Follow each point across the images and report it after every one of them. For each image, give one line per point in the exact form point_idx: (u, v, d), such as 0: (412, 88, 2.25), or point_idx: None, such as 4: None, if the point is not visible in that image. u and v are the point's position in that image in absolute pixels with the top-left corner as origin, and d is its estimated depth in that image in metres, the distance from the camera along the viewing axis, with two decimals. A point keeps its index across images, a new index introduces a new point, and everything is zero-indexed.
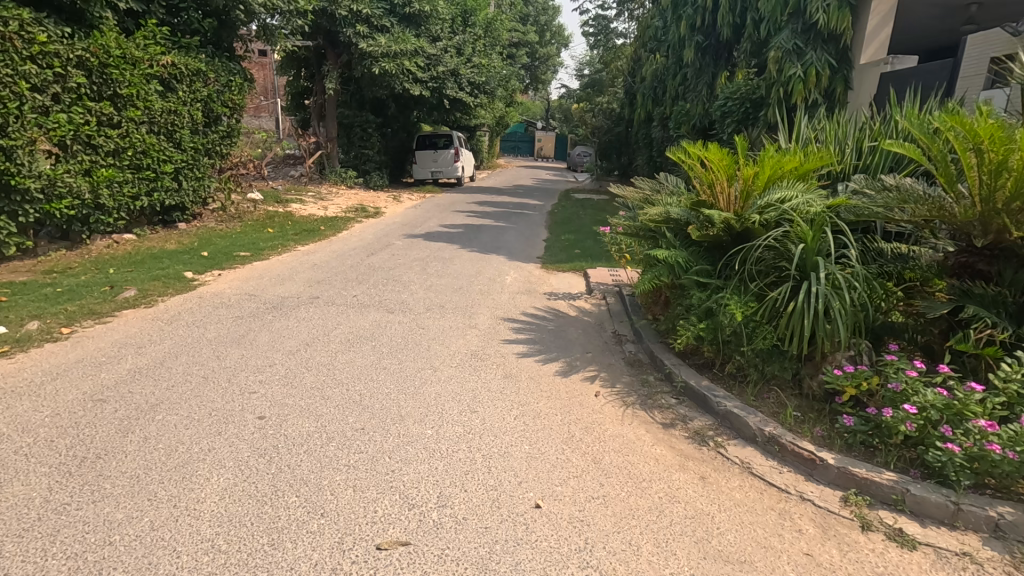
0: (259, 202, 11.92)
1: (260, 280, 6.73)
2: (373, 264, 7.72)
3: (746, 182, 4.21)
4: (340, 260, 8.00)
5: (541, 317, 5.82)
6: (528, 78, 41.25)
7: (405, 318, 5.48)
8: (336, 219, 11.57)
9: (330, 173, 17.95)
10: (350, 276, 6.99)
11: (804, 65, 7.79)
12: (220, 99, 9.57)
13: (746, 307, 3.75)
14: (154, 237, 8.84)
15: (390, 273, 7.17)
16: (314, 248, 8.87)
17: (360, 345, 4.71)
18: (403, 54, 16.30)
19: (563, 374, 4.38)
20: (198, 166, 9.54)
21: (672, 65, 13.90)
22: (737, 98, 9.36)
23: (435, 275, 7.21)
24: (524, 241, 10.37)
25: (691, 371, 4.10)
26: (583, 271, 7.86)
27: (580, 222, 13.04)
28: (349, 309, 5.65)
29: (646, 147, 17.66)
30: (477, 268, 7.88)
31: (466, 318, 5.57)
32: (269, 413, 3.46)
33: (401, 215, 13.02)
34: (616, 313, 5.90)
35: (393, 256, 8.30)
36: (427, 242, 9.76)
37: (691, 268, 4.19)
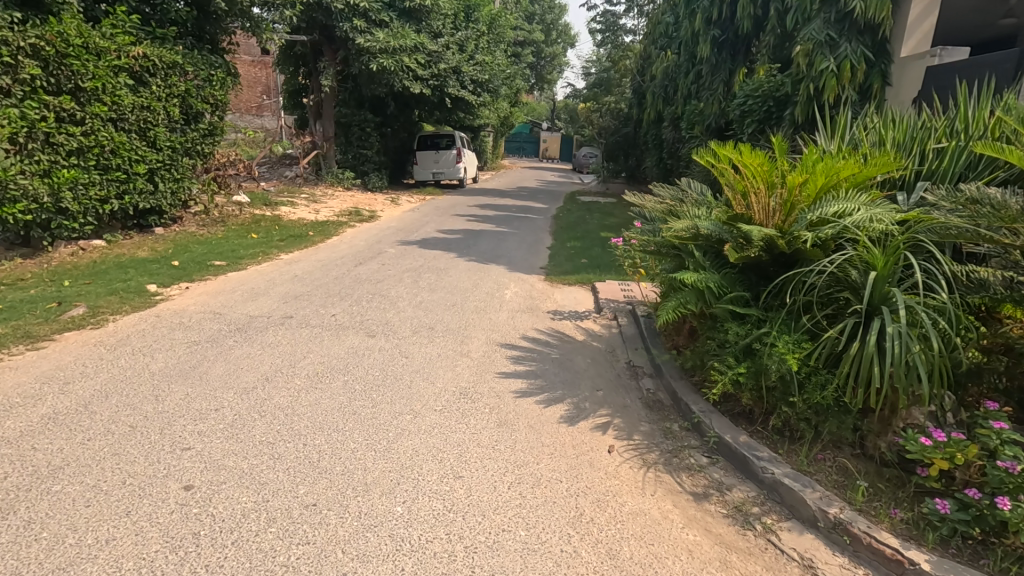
0: (247, 205, 11.25)
1: (231, 294, 6.03)
2: (360, 276, 7.02)
3: (793, 190, 3.51)
4: (324, 270, 7.30)
5: (543, 342, 5.08)
6: (534, 77, 40.49)
7: (388, 343, 4.77)
8: (327, 223, 10.88)
9: (327, 174, 17.29)
10: (332, 290, 6.29)
11: (837, 58, 7.04)
12: (200, 94, 8.89)
13: (798, 349, 3.02)
14: (126, 243, 8.18)
15: (378, 287, 6.47)
16: (298, 256, 8.18)
17: (330, 380, 4.00)
18: (402, 50, 15.64)
19: (569, 421, 3.65)
20: (177, 167, 8.87)
21: (685, 62, 13.15)
22: (758, 96, 8.60)
23: (427, 290, 6.49)
24: (527, 248, 9.66)
25: (726, 422, 3.36)
26: (591, 285, 7.14)
27: (586, 227, 12.31)
28: (325, 332, 4.96)
29: (655, 148, 16.92)
30: (475, 280, 7.17)
31: (458, 343, 4.85)
32: (199, 481, 2.75)
33: (398, 219, 12.33)
34: (630, 338, 5.17)
35: (383, 266, 7.60)
36: (423, 249, 9.06)
37: (725, 296, 3.46)
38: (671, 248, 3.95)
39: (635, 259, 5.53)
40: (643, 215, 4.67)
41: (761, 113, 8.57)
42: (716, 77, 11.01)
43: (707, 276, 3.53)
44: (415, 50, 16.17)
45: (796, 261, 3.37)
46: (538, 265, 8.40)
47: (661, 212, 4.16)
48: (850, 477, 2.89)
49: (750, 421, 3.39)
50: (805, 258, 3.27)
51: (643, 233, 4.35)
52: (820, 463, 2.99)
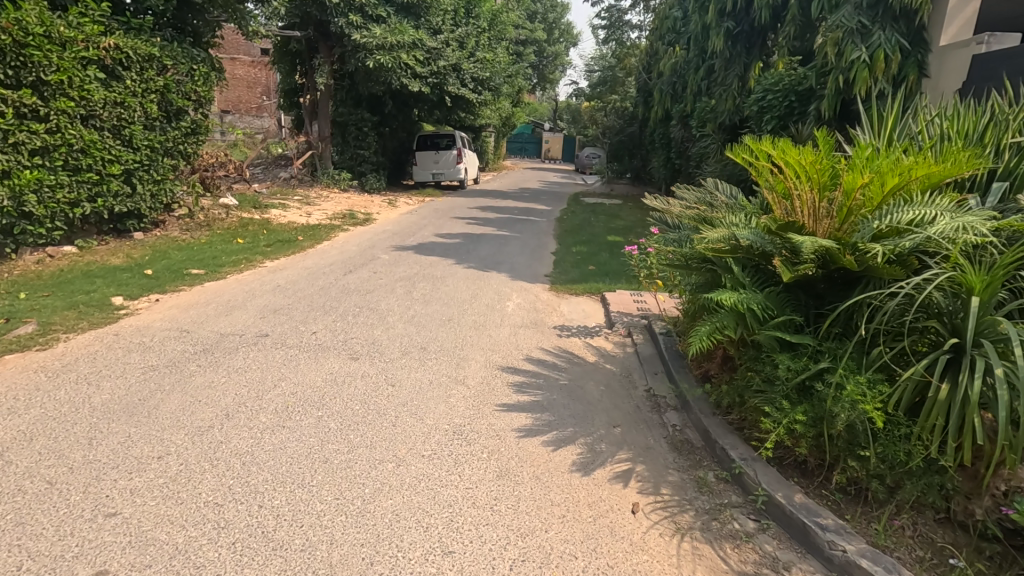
0: (234, 207, 10.68)
1: (204, 308, 5.45)
2: (349, 286, 6.44)
3: (852, 193, 2.93)
4: (310, 279, 6.73)
5: (550, 364, 4.49)
6: (535, 76, 39.92)
7: (373, 369, 4.17)
8: (319, 226, 10.30)
9: (323, 175, 16.72)
10: (316, 303, 5.70)
11: (869, 48, 6.45)
12: (180, 90, 8.31)
13: (874, 391, 2.43)
14: (100, 249, 7.62)
15: (367, 300, 5.88)
16: (284, 263, 7.60)
17: (301, 416, 3.41)
18: (400, 47, 15.07)
19: (584, 468, 3.07)
20: (157, 168, 8.30)
21: (695, 57, 12.55)
22: (780, 92, 8.07)
23: (421, 302, 5.89)
24: (529, 253, 9.07)
25: (774, 474, 2.77)
26: (601, 295, 6.55)
27: (592, 231, 11.73)
28: (303, 354, 4.37)
29: (662, 148, 16.32)
30: (473, 290, 6.57)
31: (453, 368, 4.26)
32: (116, 566, 2.16)
33: (394, 222, 11.74)
34: (648, 361, 4.57)
35: (374, 275, 7.02)
36: (419, 255, 8.47)
37: (772, 322, 2.88)
38: (700, 262, 3.36)
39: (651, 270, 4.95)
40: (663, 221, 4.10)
41: (783, 110, 7.99)
42: (729, 72, 10.42)
43: (750, 296, 2.95)
44: (414, 46, 15.60)
45: (859, 281, 2.80)
46: (542, 272, 7.81)
47: (687, 219, 3.59)
48: (941, 556, 2.31)
49: (802, 473, 2.80)
50: (872, 278, 2.69)
51: (666, 242, 3.78)
52: (900, 534, 2.40)
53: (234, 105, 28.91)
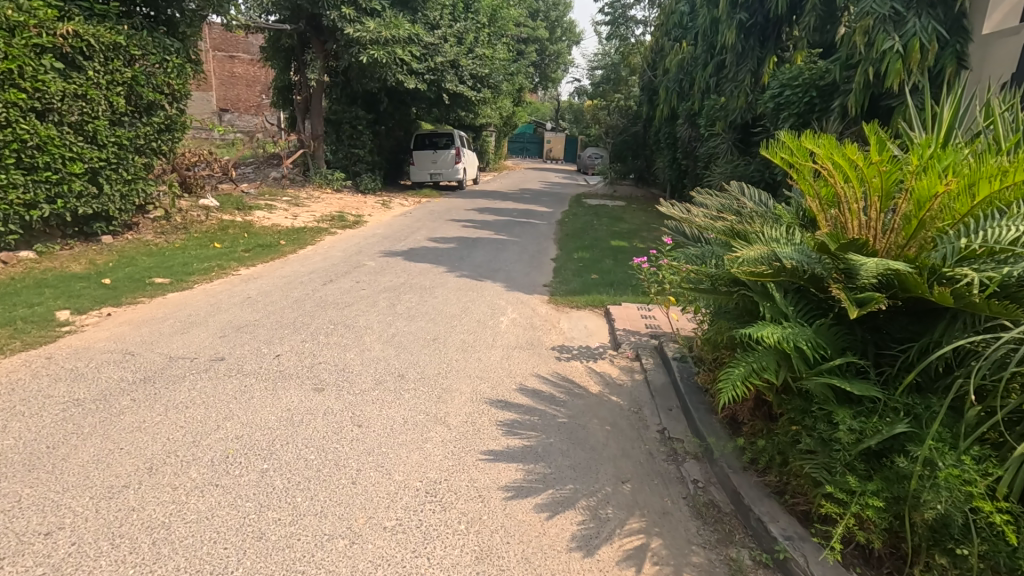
0: (215, 208, 10.07)
1: (158, 325, 4.85)
2: (326, 298, 5.83)
3: (926, 202, 2.38)
4: (285, 290, 6.12)
5: (548, 396, 3.87)
6: (537, 76, 39.31)
7: (339, 404, 3.55)
8: (304, 229, 9.70)
9: (315, 174, 16.11)
10: (287, 319, 5.09)
11: (903, 37, 5.83)
12: (150, 83, 7.70)
13: (976, 471, 1.82)
14: (61, 254, 7.03)
15: (345, 315, 5.27)
16: (260, 270, 6.99)
17: (240, 471, 2.79)
18: (395, 42, 14.50)
19: (586, 543, 2.45)
20: (127, 166, 7.70)
21: (703, 53, 11.94)
22: (799, 87, 7.47)
23: (405, 318, 5.28)
24: (527, 260, 8.46)
25: (830, 565, 2.15)
26: (605, 310, 5.94)
27: (594, 235, 11.13)
28: (260, 384, 3.75)
29: (667, 148, 15.68)
30: (464, 303, 5.95)
31: (435, 402, 3.64)
32: None
33: (385, 224, 11.11)
34: (660, 392, 3.95)
35: (357, 285, 6.41)
36: (408, 261, 7.86)
37: (826, 365, 2.29)
38: (730, 284, 2.77)
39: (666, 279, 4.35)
40: (679, 231, 3.53)
41: (802, 106, 7.39)
42: (741, 67, 9.79)
43: (799, 331, 2.36)
44: (410, 41, 15.00)
45: (940, 315, 2.20)
46: (541, 281, 7.19)
47: (713, 230, 3.02)
48: None
49: (866, 561, 2.17)
50: (963, 314, 2.09)
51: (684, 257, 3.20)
52: None
53: (232, 104, 28.33)
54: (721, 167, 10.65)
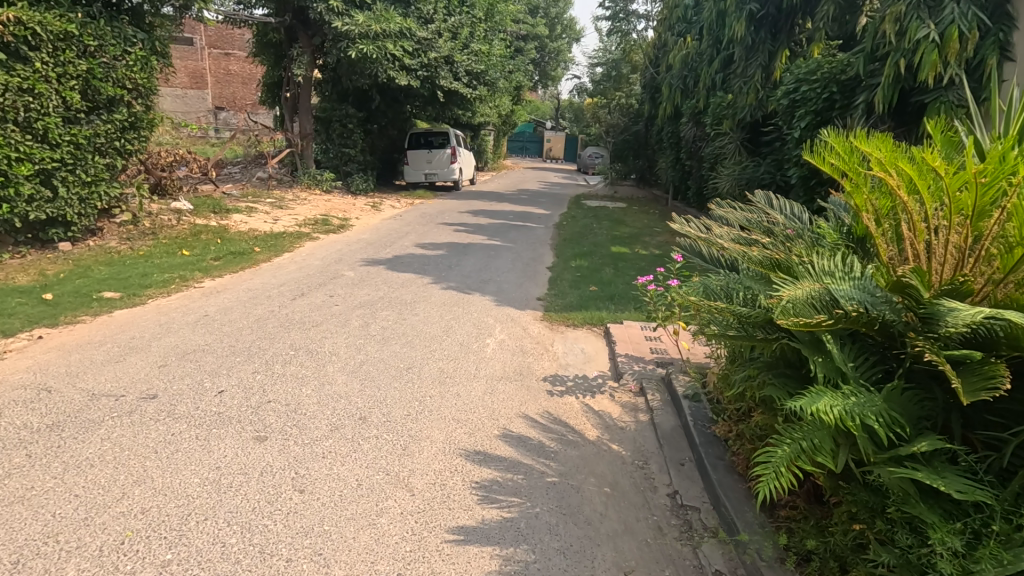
0: (189, 212, 9.45)
1: (93, 350, 4.23)
2: (293, 317, 5.21)
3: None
4: (248, 306, 5.49)
5: (535, 445, 3.25)
6: (537, 73, 38.63)
7: (282, 459, 2.94)
8: (283, 234, 9.07)
9: (303, 175, 15.48)
10: (241, 344, 4.46)
11: (939, 26, 5.22)
12: (109, 76, 7.07)
13: None
14: (9, 264, 6.43)
15: (310, 339, 4.65)
16: (227, 282, 6.38)
17: (134, 565, 2.17)
18: (386, 36, 13.88)
19: None
20: (86, 167, 7.07)
21: (709, 48, 11.31)
22: (816, 83, 6.90)
23: (378, 342, 4.67)
24: (520, 269, 7.84)
25: None
26: (605, 330, 5.32)
27: (594, 240, 10.51)
28: (189, 432, 3.13)
29: (670, 148, 15.05)
30: (447, 322, 5.33)
31: (399, 457, 3.04)
32: None
33: (372, 228, 10.48)
34: (670, 440, 3.31)
35: (330, 300, 5.79)
36: (391, 271, 7.24)
37: (905, 450, 1.67)
38: (766, 328, 2.15)
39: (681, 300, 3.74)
40: (693, 251, 2.93)
41: (820, 103, 6.78)
42: (751, 62, 9.16)
43: (867, 402, 1.74)
44: (402, 36, 14.38)
45: None
46: (535, 294, 6.57)
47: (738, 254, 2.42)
48: None
49: None
50: None
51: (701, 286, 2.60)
52: None
53: (225, 102, 27.67)
54: (728, 168, 10.03)
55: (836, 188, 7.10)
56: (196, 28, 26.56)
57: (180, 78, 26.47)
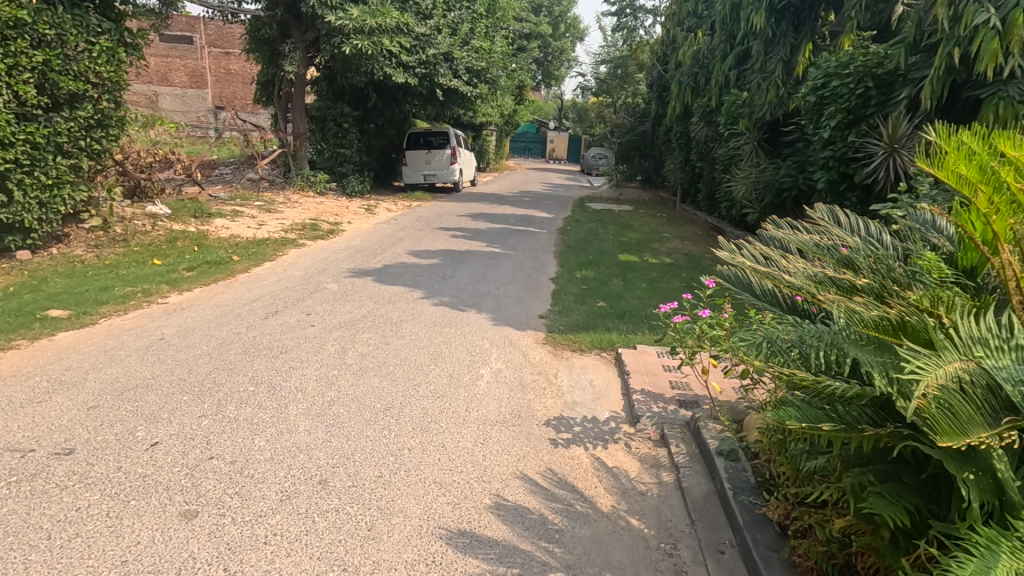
0: (167, 216, 8.83)
1: (16, 385, 3.60)
2: (262, 341, 4.58)
3: None
4: (213, 326, 4.86)
5: (536, 522, 2.59)
6: (541, 72, 37.92)
7: (210, 548, 2.29)
8: (267, 241, 8.44)
9: (296, 175, 14.88)
10: (194, 377, 3.83)
11: (1002, 10, 4.54)
12: (70, 68, 6.47)
13: None
14: None
15: (277, 370, 4.01)
16: (195, 296, 5.75)
17: None
18: (383, 31, 13.25)
19: None
20: (46, 169, 6.46)
21: (723, 43, 10.66)
22: (849, 77, 6.20)
23: (356, 374, 4.03)
24: (522, 280, 7.19)
25: None
26: (616, 356, 4.68)
27: (600, 246, 9.87)
28: (99, 506, 2.48)
29: (679, 148, 14.38)
30: (437, 346, 4.68)
31: (362, 542, 2.39)
32: None
33: (364, 234, 9.85)
34: (703, 514, 2.68)
35: (306, 320, 5.16)
36: (379, 283, 6.62)
37: None
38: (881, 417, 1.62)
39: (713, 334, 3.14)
40: (744, 284, 2.37)
41: (853, 100, 6.12)
42: (771, 56, 8.50)
43: None
44: (398, 31, 13.76)
45: None
46: (537, 311, 5.93)
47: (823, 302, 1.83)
48: None
49: None
50: None
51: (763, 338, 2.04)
52: None
53: (226, 102, 27.09)
54: (745, 171, 9.37)
55: (869, 194, 6.42)
56: (196, 26, 26.29)
57: (179, 77, 25.97)
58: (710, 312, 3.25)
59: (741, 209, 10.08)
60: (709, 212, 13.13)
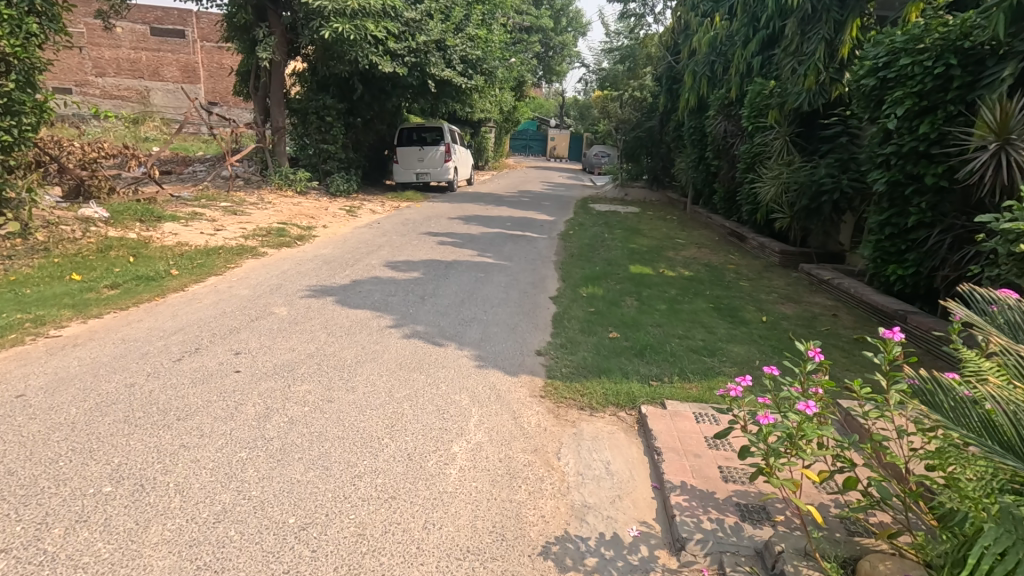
0: (104, 220, 7.60)
1: None
2: (156, 398, 3.35)
3: None
4: (102, 375, 3.63)
5: None
6: (541, 68, 36.61)
7: None
8: (218, 249, 7.21)
9: (274, 174, 13.68)
10: (26, 469, 2.60)
11: None
12: None
13: None
14: None
15: (158, 452, 2.80)
16: (100, 326, 4.53)
17: None
18: (367, 15, 12.06)
19: None
20: None
21: (745, 26, 9.51)
22: (924, 54, 5.08)
23: (271, 460, 2.82)
24: (517, 300, 6.00)
25: None
26: (639, 417, 3.51)
27: (607, 255, 8.67)
28: None
29: (690, 145, 13.19)
30: (397, 404, 3.47)
31: None
32: None
33: (339, 241, 8.61)
34: None
35: (231, 363, 3.93)
36: (342, 305, 5.41)
37: None
38: None
39: (811, 436, 1.96)
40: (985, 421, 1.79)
41: (928, 82, 4.99)
42: (809, 36, 7.33)
43: None
44: (385, 16, 12.59)
45: None
46: (534, 344, 4.73)
47: None
48: None
49: None
50: None
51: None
52: None
53: (220, 97, 25.85)
54: (775, 170, 8.18)
55: (950, 195, 5.24)
56: (189, 19, 24.76)
57: (171, 70, 24.80)
58: (810, 407, 2.03)
59: (768, 213, 8.87)
60: (725, 216, 11.90)
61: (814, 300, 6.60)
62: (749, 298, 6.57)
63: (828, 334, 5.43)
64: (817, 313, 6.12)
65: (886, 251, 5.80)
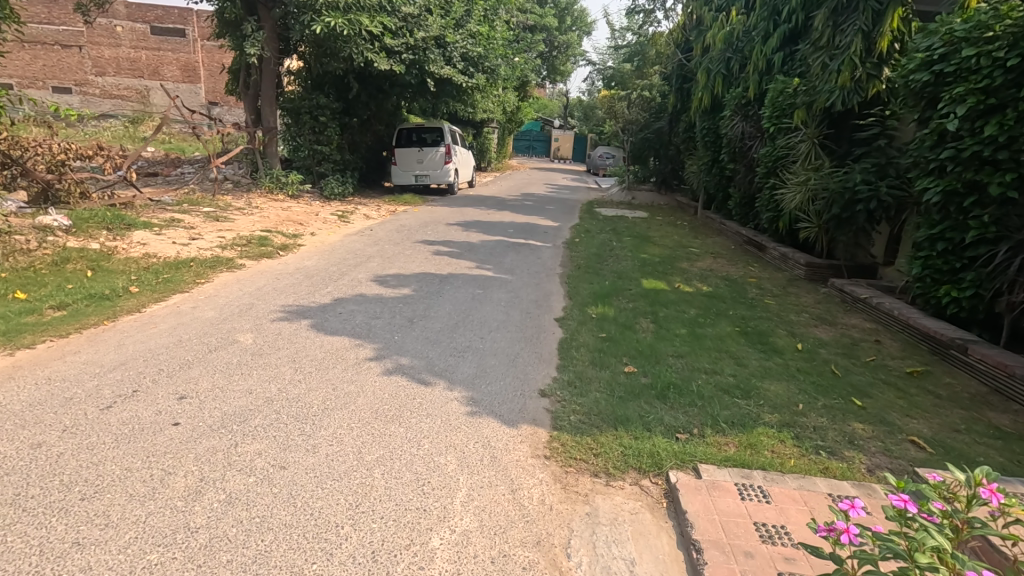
0: (67, 228, 6.95)
1: None
2: (62, 467, 2.67)
3: None
4: (5, 431, 2.95)
5: None
6: (546, 68, 35.90)
7: None
8: (189, 261, 6.55)
9: (265, 176, 13.04)
10: None
11: None
12: None
13: None
14: None
15: (37, 556, 2.12)
16: (25, 360, 3.85)
17: None
18: (361, 10, 11.42)
19: None
20: None
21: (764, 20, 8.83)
22: (993, 44, 4.41)
23: (189, 567, 2.13)
24: (518, 323, 5.31)
25: None
26: (669, 488, 2.83)
27: (617, 266, 7.97)
28: None
29: (702, 148, 12.50)
30: (366, 474, 2.78)
31: None
32: None
33: (325, 251, 7.93)
34: None
35: (169, 412, 3.25)
36: (318, 331, 4.73)
37: None
38: None
39: None
40: None
41: (998, 76, 4.32)
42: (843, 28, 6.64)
43: None
44: (380, 11, 11.96)
45: None
46: (538, 382, 4.03)
47: None
48: None
49: None
50: None
51: None
52: None
53: (221, 97, 25.26)
54: (801, 175, 7.45)
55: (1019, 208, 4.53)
56: (190, 18, 24.09)
57: (171, 70, 24.26)
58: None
59: (792, 221, 8.15)
60: (740, 222, 11.16)
61: (850, 322, 5.88)
62: (778, 320, 5.86)
63: (874, 366, 4.71)
64: (857, 339, 5.40)
65: (937, 269, 5.09)
